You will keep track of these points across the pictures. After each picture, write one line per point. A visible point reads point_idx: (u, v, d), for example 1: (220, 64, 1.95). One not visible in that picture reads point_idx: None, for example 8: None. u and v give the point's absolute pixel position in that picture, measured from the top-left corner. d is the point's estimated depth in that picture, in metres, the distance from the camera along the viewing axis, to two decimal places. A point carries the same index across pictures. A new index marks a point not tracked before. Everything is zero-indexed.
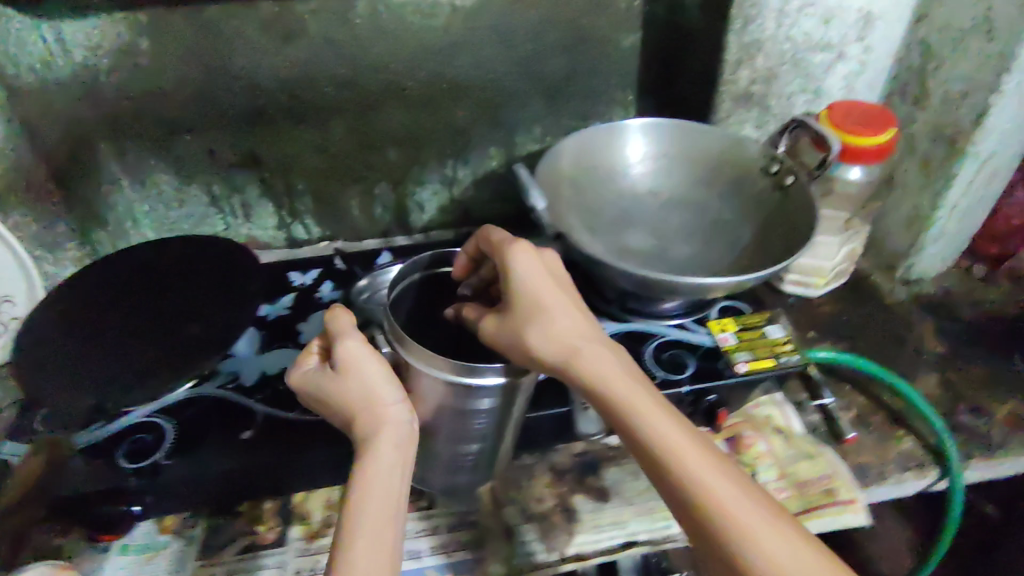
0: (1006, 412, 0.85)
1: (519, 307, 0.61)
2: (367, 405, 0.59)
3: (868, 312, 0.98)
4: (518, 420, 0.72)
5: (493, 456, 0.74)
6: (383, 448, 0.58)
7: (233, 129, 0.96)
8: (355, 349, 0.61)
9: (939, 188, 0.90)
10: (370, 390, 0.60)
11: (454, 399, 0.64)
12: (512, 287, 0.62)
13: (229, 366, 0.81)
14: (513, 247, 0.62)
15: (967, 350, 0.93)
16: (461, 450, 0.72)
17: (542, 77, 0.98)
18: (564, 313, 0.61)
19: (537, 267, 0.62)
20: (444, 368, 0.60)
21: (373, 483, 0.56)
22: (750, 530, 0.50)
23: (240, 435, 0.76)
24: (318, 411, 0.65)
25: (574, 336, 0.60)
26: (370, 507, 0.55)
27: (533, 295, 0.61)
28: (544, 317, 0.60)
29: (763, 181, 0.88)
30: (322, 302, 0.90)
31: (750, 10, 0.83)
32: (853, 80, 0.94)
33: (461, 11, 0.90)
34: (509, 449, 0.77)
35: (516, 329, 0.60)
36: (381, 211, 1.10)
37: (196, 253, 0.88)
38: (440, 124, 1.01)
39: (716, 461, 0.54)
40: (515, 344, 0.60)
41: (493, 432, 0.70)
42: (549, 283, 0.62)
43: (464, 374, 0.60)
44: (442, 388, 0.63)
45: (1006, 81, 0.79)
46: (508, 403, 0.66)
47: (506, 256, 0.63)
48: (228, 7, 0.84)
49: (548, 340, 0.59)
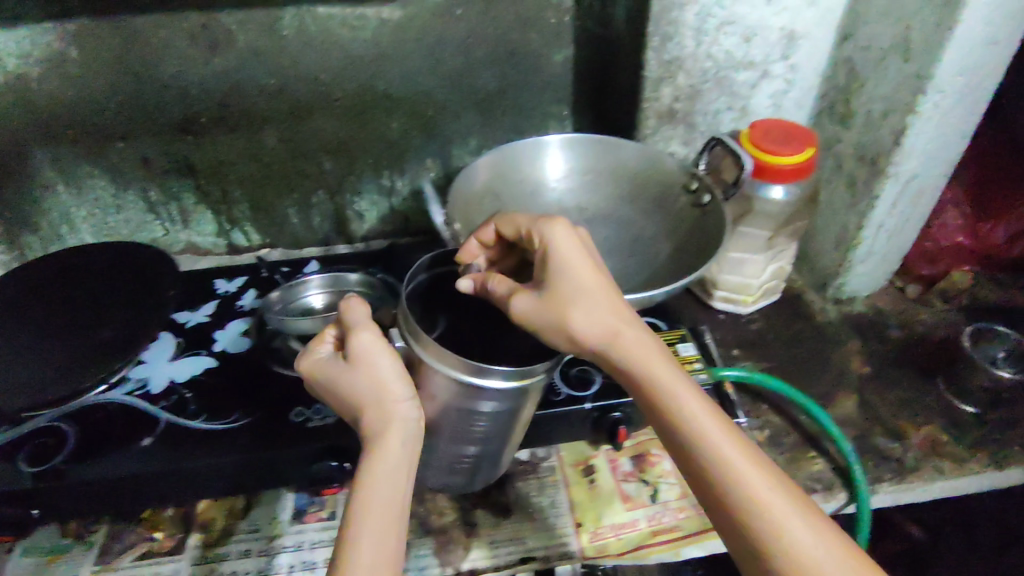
0: (923, 435, 0.84)
1: (562, 285, 0.59)
2: (372, 399, 0.59)
3: (796, 331, 0.98)
4: (521, 427, 0.67)
5: (492, 463, 0.70)
6: (389, 444, 0.57)
7: (165, 137, 0.97)
8: (367, 341, 0.60)
9: (864, 208, 0.90)
10: (379, 384, 0.59)
11: (459, 400, 0.60)
12: (557, 264, 0.60)
13: (140, 373, 0.82)
14: (561, 225, 0.61)
15: (891, 371, 0.92)
16: (458, 453, 0.67)
17: (474, 90, 0.99)
18: (606, 292, 0.60)
19: (578, 249, 0.61)
20: (453, 364, 0.56)
21: (381, 477, 0.57)
22: (771, 507, 0.53)
23: (141, 442, 0.74)
24: (325, 399, 0.64)
25: (617, 317, 0.59)
26: (376, 499, 0.56)
27: (579, 274, 0.59)
28: (590, 297, 0.59)
29: (683, 199, 0.87)
30: (243, 309, 0.91)
31: (667, 28, 0.82)
32: (780, 98, 0.94)
33: (387, 24, 0.90)
34: (512, 455, 0.72)
35: (558, 306, 0.58)
36: (320, 220, 1.11)
37: (119, 261, 0.89)
38: (374, 135, 1.01)
39: (756, 456, 0.55)
40: (552, 322, 0.58)
41: (494, 438, 0.66)
42: (589, 266, 0.60)
43: (471, 373, 0.56)
44: (451, 388, 0.59)
45: (923, 101, 0.78)
46: (515, 409, 0.62)
47: (551, 236, 0.61)
48: (154, 18, 0.85)
49: (590, 320, 0.58)
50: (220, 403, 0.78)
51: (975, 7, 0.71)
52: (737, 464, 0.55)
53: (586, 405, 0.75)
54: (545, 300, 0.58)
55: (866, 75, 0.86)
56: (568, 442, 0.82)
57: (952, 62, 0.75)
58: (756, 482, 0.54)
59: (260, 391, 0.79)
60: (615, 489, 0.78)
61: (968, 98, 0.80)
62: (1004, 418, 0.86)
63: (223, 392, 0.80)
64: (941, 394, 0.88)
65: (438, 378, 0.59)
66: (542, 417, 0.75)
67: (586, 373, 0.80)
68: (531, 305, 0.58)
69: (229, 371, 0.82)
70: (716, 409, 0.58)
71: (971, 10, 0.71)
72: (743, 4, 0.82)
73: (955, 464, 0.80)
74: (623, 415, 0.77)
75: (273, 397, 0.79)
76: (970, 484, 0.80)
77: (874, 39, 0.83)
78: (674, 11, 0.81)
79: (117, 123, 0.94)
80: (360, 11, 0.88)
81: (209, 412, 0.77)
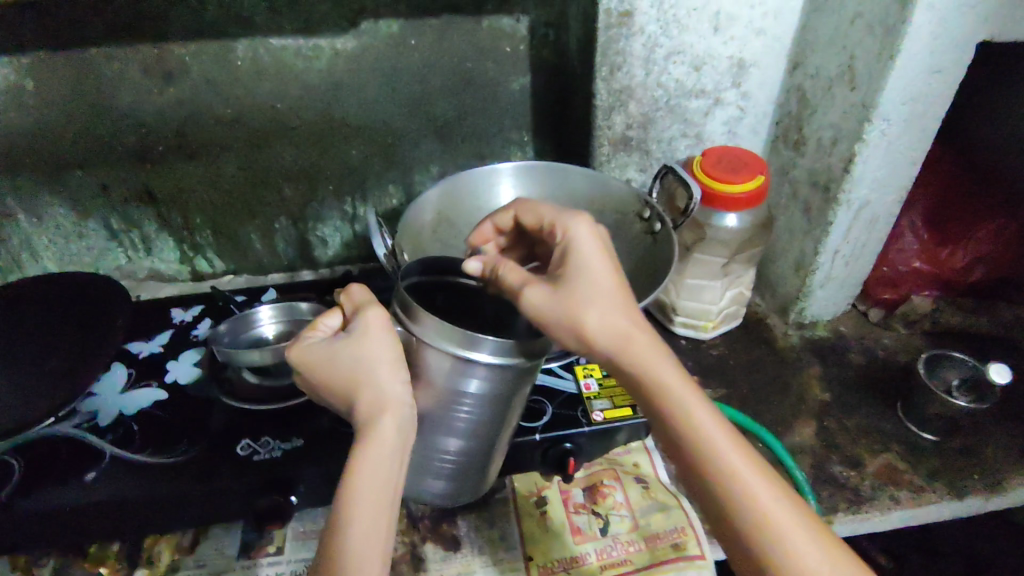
0: (881, 463, 0.83)
1: (578, 283, 0.58)
2: (372, 383, 0.57)
3: (757, 356, 0.97)
4: (509, 419, 0.65)
5: (474, 463, 0.66)
6: (386, 432, 0.56)
7: (124, 165, 0.97)
8: (375, 322, 0.58)
9: (819, 233, 0.90)
10: (381, 367, 0.57)
11: (444, 378, 0.57)
12: (575, 261, 0.59)
13: (89, 406, 0.80)
14: (585, 221, 0.61)
15: (852, 397, 0.91)
16: (437, 451, 0.64)
17: (432, 118, 1.00)
18: (622, 298, 0.59)
19: (593, 247, 0.60)
20: (444, 334, 0.54)
21: (372, 461, 0.56)
22: (785, 533, 0.51)
23: (85, 476, 0.73)
24: (316, 382, 0.61)
25: (631, 323, 0.58)
26: (367, 483, 0.55)
27: (596, 274, 0.58)
28: (604, 299, 0.58)
29: (637, 227, 0.85)
30: (197, 339, 0.90)
31: (615, 58, 0.83)
32: (735, 125, 0.94)
33: (342, 54, 0.91)
34: (495, 458, 0.69)
35: (573, 304, 0.56)
36: (283, 246, 1.11)
37: (71, 292, 0.88)
38: (334, 163, 1.02)
39: (760, 470, 0.54)
40: (564, 321, 0.56)
41: (477, 430, 0.62)
42: (604, 262, 0.60)
43: (461, 343, 0.54)
44: (439, 364, 0.56)
45: (868, 129, 0.79)
46: (500, 392, 0.59)
47: (573, 229, 0.61)
48: (109, 50, 0.85)
49: (605, 325, 0.57)
50: (168, 435, 0.77)
51: (914, 37, 0.72)
52: (745, 478, 0.53)
53: (535, 436, 0.74)
54: (558, 294, 0.57)
55: (816, 103, 0.86)
56: (519, 472, 0.79)
57: (896, 90, 0.76)
58: (766, 497, 0.53)
59: (205, 421, 0.78)
60: (566, 522, 0.76)
61: (916, 126, 0.80)
62: (962, 444, 0.85)
63: (171, 422, 0.78)
64: (900, 420, 0.88)
65: (429, 355, 0.56)
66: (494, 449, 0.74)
67: (537, 403, 0.79)
68: (544, 296, 0.57)
69: (179, 402, 0.81)
70: (726, 421, 0.56)
71: (910, 40, 0.72)
72: (690, 34, 0.83)
73: (912, 493, 0.79)
74: (574, 445, 0.76)
75: (218, 426, 0.77)
76: (926, 512, 0.79)
77: (821, 67, 0.84)
78: (620, 41, 0.82)
79: (76, 152, 0.94)
80: (314, 42, 0.89)
81: (156, 443, 0.76)
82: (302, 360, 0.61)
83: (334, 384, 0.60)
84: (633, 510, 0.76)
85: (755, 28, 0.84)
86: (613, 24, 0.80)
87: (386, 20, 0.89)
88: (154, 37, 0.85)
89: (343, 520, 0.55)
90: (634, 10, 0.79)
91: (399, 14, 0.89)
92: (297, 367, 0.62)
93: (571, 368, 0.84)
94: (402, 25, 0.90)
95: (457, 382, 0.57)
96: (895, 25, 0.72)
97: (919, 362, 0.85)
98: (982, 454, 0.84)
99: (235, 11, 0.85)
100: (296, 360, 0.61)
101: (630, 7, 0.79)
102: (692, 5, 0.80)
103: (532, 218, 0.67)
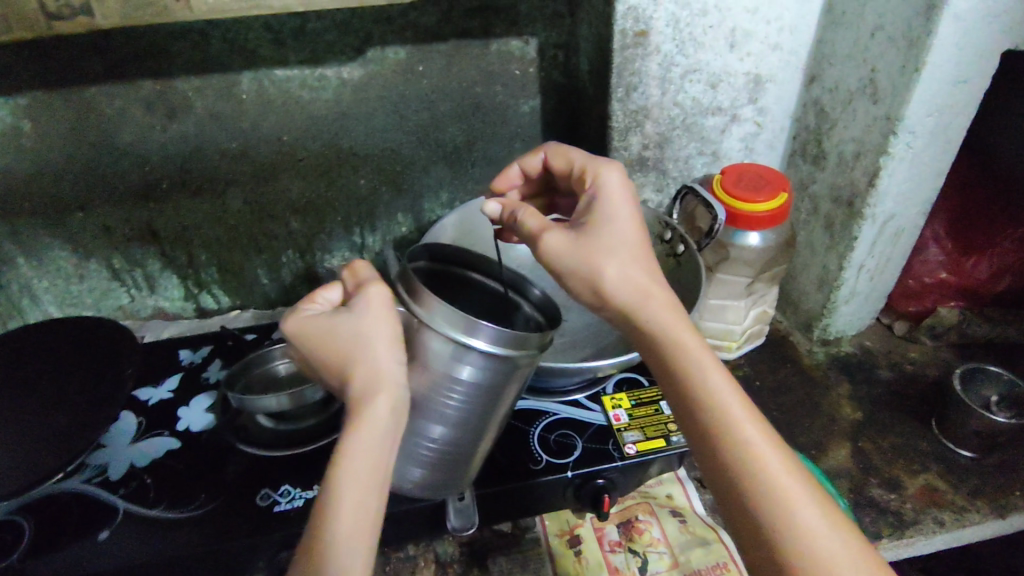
0: (920, 484, 0.80)
1: (600, 232, 0.57)
2: (368, 359, 0.56)
3: (784, 376, 0.95)
4: (499, 413, 0.64)
5: (458, 459, 0.64)
6: (379, 412, 0.55)
7: (127, 205, 0.94)
8: (377, 297, 0.57)
9: (844, 249, 0.88)
10: (377, 343, 0.56)
11: (439, 364, 0.58)
12: (600, 207, 0.59)
13: (100, 458, 0.77)
14: (615, 171, 0.61)
15: (884, 415, 0.89)
16: (423, 439, 0.62)
17: (440, 144, 0.97)
18: (644, 256, 0.57)
19: (622, 197, 0.60)
20: (445, 317, 0.55)
21: (363, 441, 0.54)
22: (793, 505, 0.49)
23: (97, 537, 0.69)
24: (310, 355, 0.60)
25: (649, 277, 0.57)
26: (356, 463, 0.53)
27: (618, 224, 0.58)
28: (624, 251, 0.57)
29: (658, 249, 0.86)
30: (209, 382, 0.86)
31: (631, 79, 0.81)
32: (752, 142, 0.93)
33: (348, 84, 0.89)
34: (479, 458, 0.67)
35: (591, 251, 0.56)
36: (290, 279, 1.08)
37: (76, 338, 0.84)
38: (342, 194, 0.99)
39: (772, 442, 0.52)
40: (580, 267, 0.56)
41: (463, 422, 0.61)
42: (628, 214, 0.59)
43: (461, 328, 0.55)
44: (435, 348, 0.57)
45: (894, 143, 0.77)
46: (492, 383, 0.60)
47: (602, 175, 0.61)
48: (109, 88, 0.83)
49: (624, 279, 0.56)
50: (182, 488, 0.74)
51: (940, 49, 0.70)
52: (762, 456, 0.51)
53: (568, 474, 0.71)
54: (577, 240, 0.57)
55: (836, 116, 0.84)
56: (550, 510, 0.76)
57: (921, 103, 0.74)
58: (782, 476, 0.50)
59: (221, 473, 0.75)
60: (602, 562, 0.73)
61: (941, 138, 0.78)
62: (1001, 460, 0.83)
63: (184, 475, 0.75)
64: (935, 437, 0.85)
65: (426, 339, 0.57)
66: (522, 487, 0.71)
67: (566, 437, 0.76)
68: (564, 243, 0.57)
69: (191, 453, 0.77)
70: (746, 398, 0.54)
71: (935, 52, 0.70)
72: (707, 51, 0.81)
73: (956, 514, 0.77)
74: (608, 481, 0.72)
75: (235, 477, 0.74)
76: (971, 534, 0.77)
77: (841, 80, 0.82)
78: (637, 62, 0.80)
79: (76, 192, 0.91)
80: (320, 72, 0.87)
81: (170, 498, 0.73)
82: (298, 330, 0.59)
83: (329, 360, 0.58)
84: (672, 546, 0.73)
85: (771, 43, 0.83)
86: (629, 45, 0.78)
87: (393, 47, 0.87)
88: (155, 72, 0.83)
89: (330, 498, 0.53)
90: (650, 30, 0.77)
91: (406, 41, 0.87)
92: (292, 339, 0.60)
93: (598, 399, 0.81)
94: (409, 52, 0.88)
95: (449, 369, 0.58)
96: (920, 37, 0.70)
97: (955, 379, 0.82)
98: (1022, 469, 0.81)
99: (239, 44, 0.82)
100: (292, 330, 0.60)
101: (646, 26, 0.77)
102: (708, 23, 0.79)
103: (561, 161, 0.68)
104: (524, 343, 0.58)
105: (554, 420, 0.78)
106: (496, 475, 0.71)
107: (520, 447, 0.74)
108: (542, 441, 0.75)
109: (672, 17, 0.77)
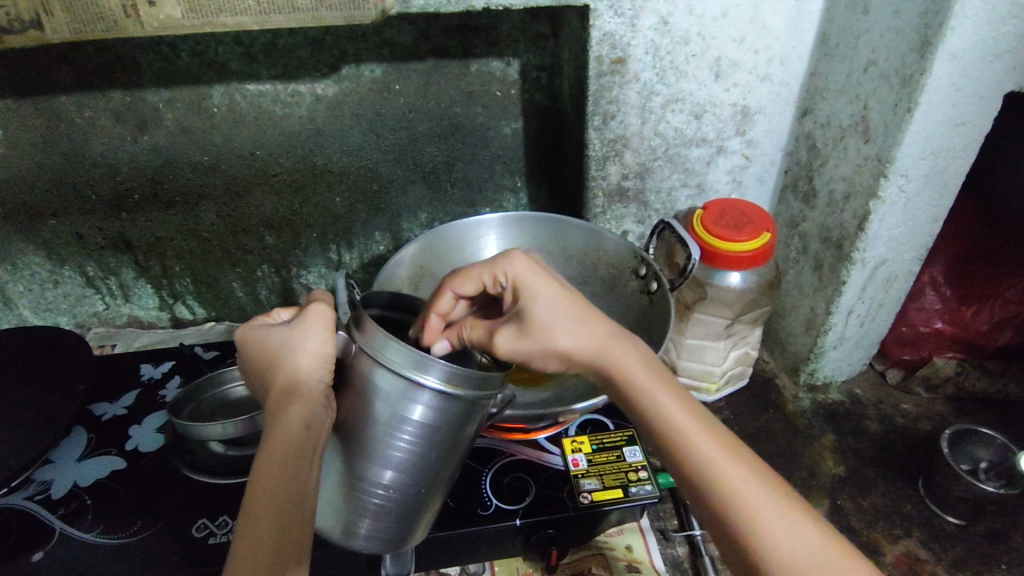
0: (901, 550, 0.75)
1: (539, 319, 0.55)
2: (289, 371, 0.53)
3: (765, 423, 0.90)
4: (451, 463, 0.56)
5: (407, 515, 0.56)
6: (291, 425, 0.51)
7: (99, 214, 0.93)
8: (317, 315, 0.54)
9: (831, 294, 0.83)
10: (304, 356, 0.53)
11: (385, 401, 0.51)
12: (523, 293, 0.56)
13: (45, 475, 0.76)
14: (518, 258, 0.57)
15: (868, 471, 0.84)
16: (361, 489, 0.54)
17: (418, 164, 0.95)
18: (582, 311, 0.56)
19: (533, 275, 0.57)
20: (392, 350, 0.49)
21: (270, 458, 0.51)
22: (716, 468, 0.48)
23: (30, 558, 0.67)
24: (251, 368, 0.58)
25: (595, 327, 0.55)
26: (263, 478, 0.50)
27: (550, 300, 0.55)
28: (564, 314, 0.55)
29: (633, 284, 0.81)
30: (164, 400, 0.85)
31: (609, 106, 0.78)
32: (740, 174, 0.88)
33: (323, 99, 0.86)
34: (430, 512, 0.59)
35: (542, 336, 0.54)
36: (266, 294, 1.06)
37: (30, 345, 0.82)
38: (317, 211, 0.97)
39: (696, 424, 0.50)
40: (539, 353, 0.55)
41: (414, 471, 0.54)
42: (550, 287, 0.56)
43: (410, 364, 0.49)
44: (383, 387, 0.51)
45: (885, 185, 0.72)
46: (445, 427, 0.52)
47: (511, 271, 0.57)
48: (77, 97, 0.82)
49: (580, 347, 0.54)
50: (121, 512, 0.72)
51: (936, 88, 0.64)
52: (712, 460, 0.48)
53: (514, 523, 0.67)
54: (523, 331, 0.55)
55: (827, 153, 0.79)
56: (501, 557, 0.73)
57: (914, 145, 0.69)
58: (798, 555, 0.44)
59: (162, 498, 0.73)
60: None
61: (937, 181, 0.73)
62: (990, 528, 0.77)
63: (125, 498, 0.73)
64: (921, 499, 0.80)
65: (370, 373, 0.51)
66: (467, 534, 0.68)
67: (520, 481, 0.72)
68: (519, 337, 0.55)
69: (136, 475, 0.75)
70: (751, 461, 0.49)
71: (931, 92, 0.65)
72: (689, 80, 0.77)
73: None
74: (559, 531, 0.69)
75: (176, 504, 0.72)
76: None
77: (833, 115, 0.77)
78: (614, 89, 0.76)
79: (49, 201, 0.91)
80: (293, 88, 0.85)
81: (107, 521, 0.71)
82: (244, 340, 0.58)
83: (263, 375, 0.57)
84: None
85: (760, 73, 0.79)
86: (605, 72, 0.75)
87: (369, 65, 0.84)
88: (125, 84, 0.82)
89: (247, 519, 0.50)
90: (627, 57, 0.74)
91: (382, 58, 0.84)
92: (239, 349, 0.59)
93: (558, 441, 0.77)
94: (386, 70, 0.85)
95: (397, 409, 0.51)
96: (913, 75, 0.65)
97: (942, 440, 0.77)
98: (1014, 543, 0.76)
99: (210, 57, 0.81)
100: (240, 341, 0.58)
101: (623, 54, 0.74)
102: (690, 51, 0.75)
103: (471, 285, 0.59)
104: (476, 383, 0.51)
105: (509, 461, 0.75)
106: (440, 519, 0.68)
107: (469, 489, 0.71)
108: (495, 484, 0.72)
109: (651, 44, 0.73)
